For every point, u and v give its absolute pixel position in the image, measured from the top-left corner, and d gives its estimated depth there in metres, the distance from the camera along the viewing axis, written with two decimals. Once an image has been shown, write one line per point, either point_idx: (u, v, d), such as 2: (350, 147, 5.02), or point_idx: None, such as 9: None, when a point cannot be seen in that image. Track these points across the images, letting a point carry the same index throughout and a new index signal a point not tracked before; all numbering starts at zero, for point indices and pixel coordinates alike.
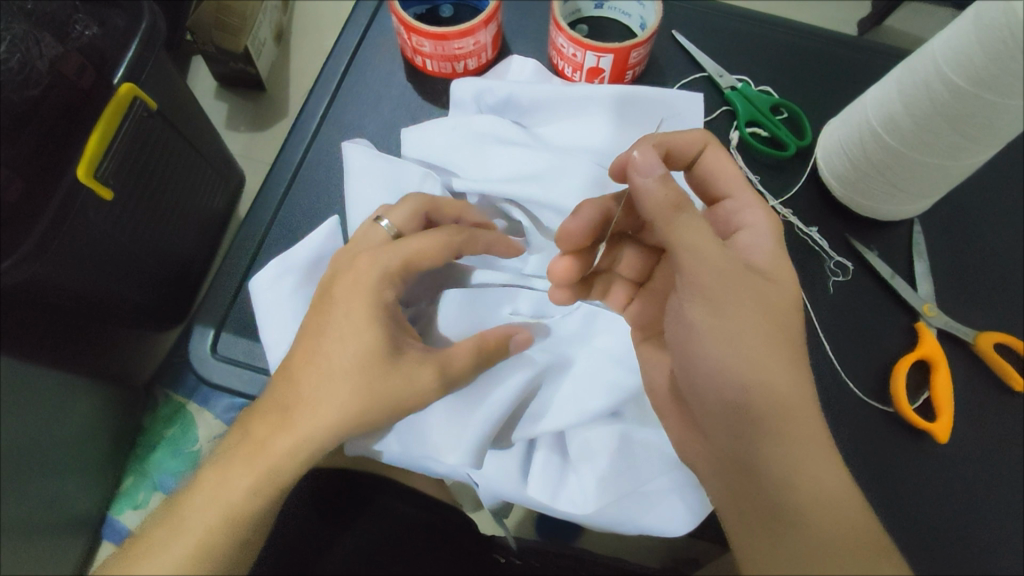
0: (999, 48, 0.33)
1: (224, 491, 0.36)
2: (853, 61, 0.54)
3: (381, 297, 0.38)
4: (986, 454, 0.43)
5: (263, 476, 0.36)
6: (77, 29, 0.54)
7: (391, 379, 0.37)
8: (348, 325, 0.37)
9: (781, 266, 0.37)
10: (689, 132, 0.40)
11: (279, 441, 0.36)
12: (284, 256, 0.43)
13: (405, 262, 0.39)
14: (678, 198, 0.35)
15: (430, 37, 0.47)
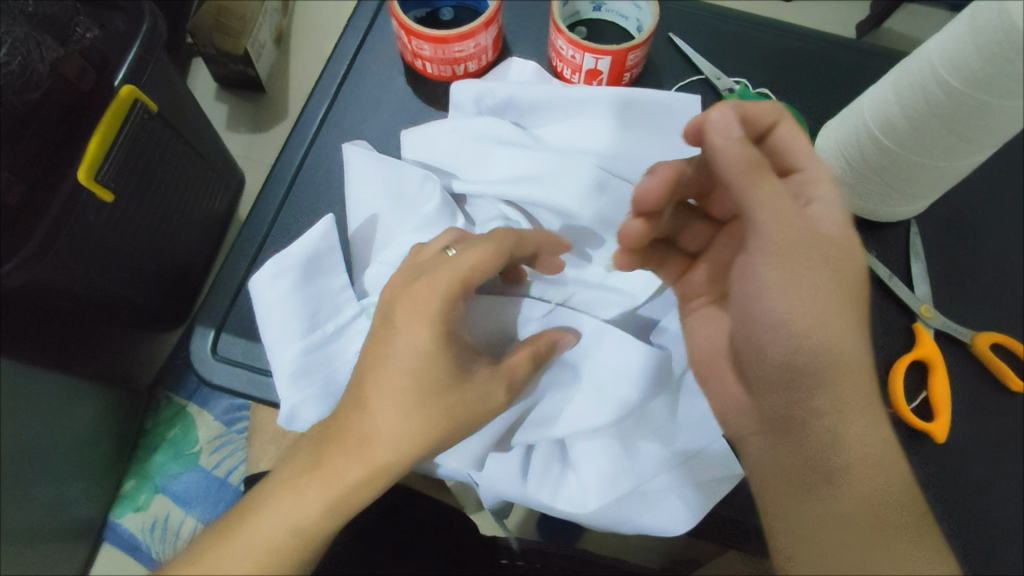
0: (993, 49, 0.34)
1: (288, 517, 0.35)
2: (851, 63, 0.55)
3: (441, 311, 0.36)
4: (987, 453, 0.43)
5: (326, 499, 0.35)
6: (77, 31, 0.54)
7: (435, 387, 0.36)
8: (406, 345, 0.35)
9: (851, 237, 0.36)
10: (763, 104, 0.36)
11: (345, 469, 0.35)
12: (280, 256, 0.43)
13: (466, 273, 0.36)
14: (755, 157, 0.34)
15: (430, 39, 0.47)
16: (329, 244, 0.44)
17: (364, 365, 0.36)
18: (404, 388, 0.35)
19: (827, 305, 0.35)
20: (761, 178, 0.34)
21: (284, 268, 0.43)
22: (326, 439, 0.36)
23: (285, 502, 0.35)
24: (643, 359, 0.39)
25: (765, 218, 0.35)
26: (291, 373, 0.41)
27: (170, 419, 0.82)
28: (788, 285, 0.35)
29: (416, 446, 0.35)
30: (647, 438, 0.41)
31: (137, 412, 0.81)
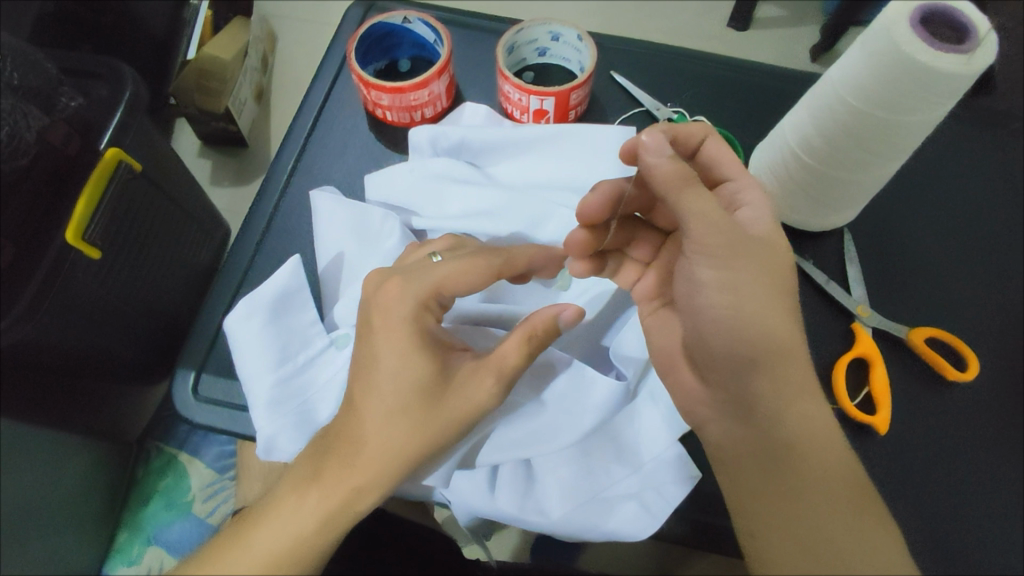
0: (884, 72, 0.36)
1: (292, 522, 0.37)
2: (778, 89, 0.60)
3: (422, 324, 0.39)
4: (927, 441, 0.47)
5: (329, 502, 0.37)
6: (62, 100, 0.59)
7: (426, 402, 0.38)
8: (393, 353, 0.38)
9: (778, 236, 0.38)
10: (690, 124, 0.43)
11: (347, 473, 0.37)
12: (252, 296, 0.47)
13: (440, 283, 0.39)
14: (687, 173, 0.36)
15: (388, 91, 0.51)
16: (297, 283, 0.48)
17: (357, 377, 0.39)
18: (394, 399, 0.37)
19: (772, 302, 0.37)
20: (693, 190, 0.36)
21: (256, 306, 0.47)
22: (325, 446, 0.39)
23: (287, 507, 0.37)
24: (607, 389, 0.43)
25: (698, 223, 0.36)
26: (264, 406, 0.44)
27: (162, 469, 0.83)
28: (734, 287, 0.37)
29: (394, 462, 0.37)
30: (606, 450, 0.43)
31: (129, 463, 0.82)
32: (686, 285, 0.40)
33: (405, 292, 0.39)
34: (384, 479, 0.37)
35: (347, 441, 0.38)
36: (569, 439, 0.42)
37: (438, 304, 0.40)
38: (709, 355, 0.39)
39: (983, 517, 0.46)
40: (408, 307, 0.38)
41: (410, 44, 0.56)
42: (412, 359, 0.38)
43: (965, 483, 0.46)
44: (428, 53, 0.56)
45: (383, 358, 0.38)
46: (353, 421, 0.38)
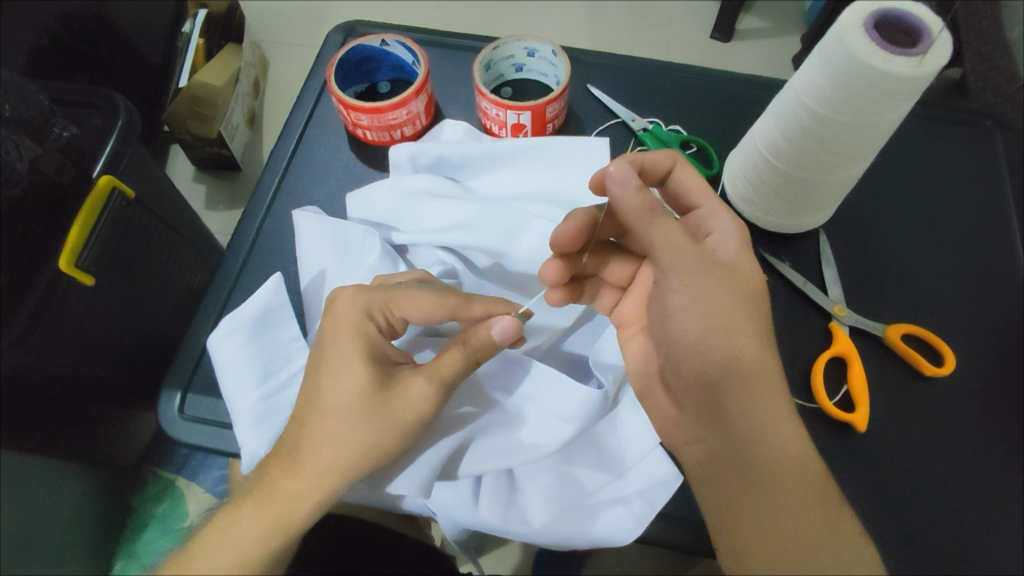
0: (842, 78, 0.37)
1: (239, 538, 0.38)
2: (749, 96, 0.61)
3: (368, 333, 0.41)
4: (906, 437, 0.47)
5: (270, 516, 0.38)
6: (55, 130, 0.61)
7: (382, 415, 0.39)
8: (341, 362, 0.39)
9: (743, 261, 0.40)
10: (658, 152, 0.45)
11: (289, 485, 0.38)
12: (233, 315, 0.48)
13: (384, 303, 0.42)
14: (651, 204, 0.39)
15: (367, 111, 0.53)
16: (278, 300, 0.49)
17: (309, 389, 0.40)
18: (342, 407, 0.39)
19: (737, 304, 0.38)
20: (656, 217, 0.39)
21: (237, 324, 0.48)
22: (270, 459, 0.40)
23: (233, 523, 0.38)
24: (585, 399, 0.42)
25: (661, 246, 0.39)
26: (251, 422, 0.45)
27: (159, 495, 0.81)
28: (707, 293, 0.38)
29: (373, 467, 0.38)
30: (586, 457, 0.44)
31: (126, 490, 0.81)
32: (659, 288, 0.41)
33: (354, 302, 0.41)
34: (323, 488, 0.38)
35: (338, 456, 0.38)
36: (546, 448, 0.42)
37: (384, 323, 0.42)
38: (680, 356, 0.40)
39: (964, 511, 0.46)
40: (354, 314, 0.41)
41: (389, 66, 0.58)
42: (353, 373, 0.39)
43: (946, 479, 0.46)
44: (407, 74, 0.58)
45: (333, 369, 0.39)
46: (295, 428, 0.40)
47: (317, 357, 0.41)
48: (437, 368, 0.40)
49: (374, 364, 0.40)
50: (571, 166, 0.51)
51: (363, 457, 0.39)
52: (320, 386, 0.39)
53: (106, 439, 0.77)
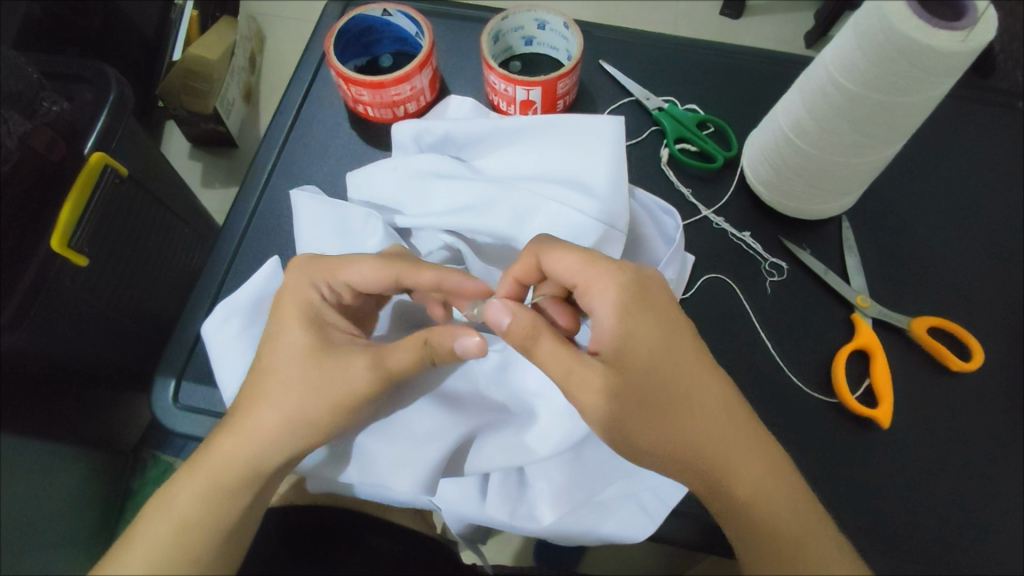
0: (877, 52, 0.34)
1: (175, 508, 0.36)
2: (772, 74, 0.58)
3: (308, 299, 0.41)
4: (930, 433, 0.46)
5: (207, 480, 0.37)
6: (44, 105, 0.58)
7: (328, 373, 0.38)
8: (285, 324, 0.40)
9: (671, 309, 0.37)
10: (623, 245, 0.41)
11: (228, 447, 0.38)
12: (228, 299, 0.46)
13: (329, 270, 0.42)
14: (528, 331, 0.37)
15: (369, 86, 0.50)
16: (274, 285, 0.47)
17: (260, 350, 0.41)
18: (285, 361, 0.39)
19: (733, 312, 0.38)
20: (546, 334, 0.37)
21: (233, 310, 0.46)
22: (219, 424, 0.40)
23: (171, 490, 0.37)
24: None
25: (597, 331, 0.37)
26: None
27: (157, 477, 0.81)
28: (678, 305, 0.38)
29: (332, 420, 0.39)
30: (600, 453, 0.42)
31: (125, 474, 0.81)
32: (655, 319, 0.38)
33: (300, 273, 0.42)
34: (286, 443, 0.38)
35: (296, 414, 0.38)
36: (558, 447, 0.41)
37: (330, 291, 0.42)
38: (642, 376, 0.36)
39: (989, 508, 0.45)
40: (298, 282, 0.42)
41: (392, 38, 0.54)
42: (299, 333, 0.40)
43: (971, 476, 0.45)
44: (410, 47, 0.55)
45: (277, 329, 0.40)
46: (245, 392, 0.40)
47: (292, 324, 0.40)
48: (386, 351, 0.39)
49: (315, 330, 0.40)
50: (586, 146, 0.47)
51: (298, 416, 0.38)
52: (267, 348, 0.40)
53: (110, 423, 0.76)
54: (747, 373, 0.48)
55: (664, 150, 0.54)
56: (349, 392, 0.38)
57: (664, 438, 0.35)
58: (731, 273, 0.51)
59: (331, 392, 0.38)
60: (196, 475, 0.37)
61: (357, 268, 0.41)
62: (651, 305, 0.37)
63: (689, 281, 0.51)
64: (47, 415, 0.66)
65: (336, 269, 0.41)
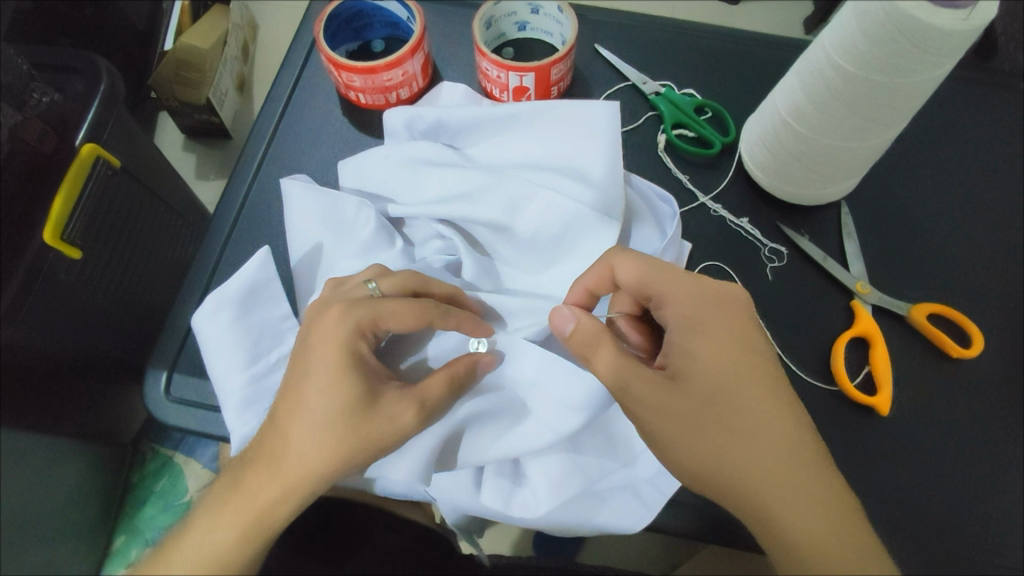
0: (877, 31, 0.33)
1: (211, 543, 0.36)
2: (770, 58, 0.57)
3: (349, 347, 0.38)
4: (931, 422, 0.45)
5: (247, 522, 0.36)
6: (34, 96, 0.56)
7: (374, 423, 0.37)
8: (327, 377, 0.37)
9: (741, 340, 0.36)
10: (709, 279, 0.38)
11: (268, 490, 0.36)
12: (217, 292, 0.45)
13: (378, 315, 0.39)
14: (594, 339, 0.37)
15: (360, 72, 0.49)
16: (266, 276, 0.46)
17: (286, 394, 0.38)
18: (323, 409, 0.36)
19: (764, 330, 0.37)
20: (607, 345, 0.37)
21: (222, 302, 0.45)
22: (244, 463, 0.38)
23: (206, 534, 0.36)
24: (588, 385, 0.39)
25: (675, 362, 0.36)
26: (236, 404, 0.43)
27: (158, 471, 0.81)
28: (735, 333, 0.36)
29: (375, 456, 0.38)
30: (595, 443, 0.42)
31: (124, 467, 0.81)
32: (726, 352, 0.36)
33: (340, 320, 0.38)
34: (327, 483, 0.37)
35: (342, 461, 0.37)
36: (551, 437, 0.40)
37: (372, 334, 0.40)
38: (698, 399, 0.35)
39: (991, 495, 0.44)
40: (344, 330, 0.38)
41: (383, 23, 0.53)
42: (341, 387, 0.37)
43: (972, 462, 0.45)
44: (402, 32, 0.54)
45: (314, 380, 0.37)
46: (277, 437, 0.37)
47: (333, 372, 0.37)
48: (426, 391, 0.39)
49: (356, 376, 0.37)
50: (580, 133, 0.45)
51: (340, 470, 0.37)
52: (305, 397, 0.37)
53: (107, 417, 0.75)
54: None
55: (661, 136, 0.54)
56: (392, 441, 0.38)
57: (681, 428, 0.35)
58: (729, 260, 0.50)
59: (375, 445, 0.37)
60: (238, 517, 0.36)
61: (402, 316, 0.40)
62: (721, 317, 0.36)
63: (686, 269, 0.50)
64: (45, 410, 0.65)
65: (380, 316, 0.39)
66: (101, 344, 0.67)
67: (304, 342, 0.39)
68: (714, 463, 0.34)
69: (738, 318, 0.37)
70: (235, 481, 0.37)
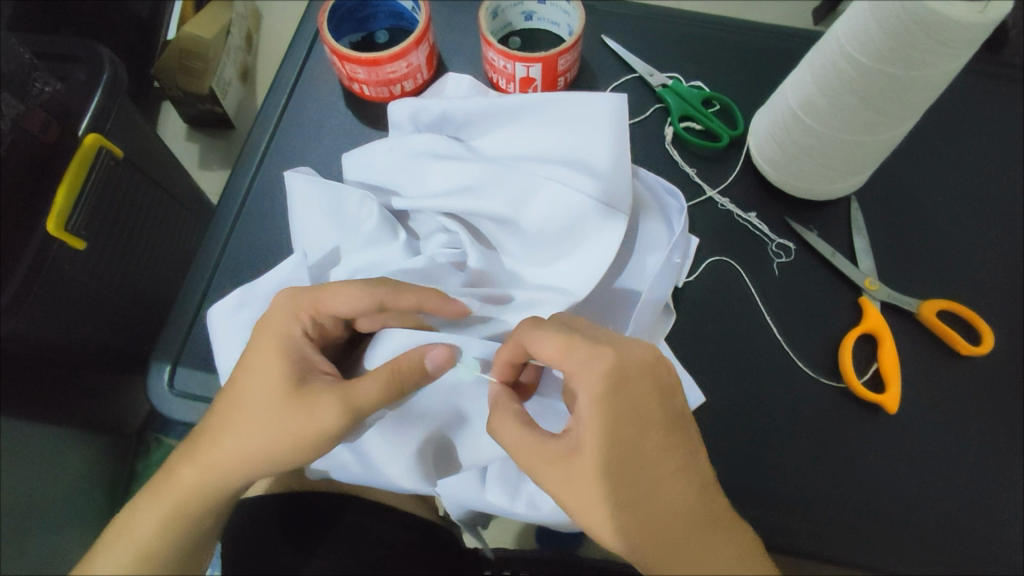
0: (892, 22, 0.33)
1: (139, 523, 0.38)
2: (781, 50, 0.56)
3: (292, 336, 0.39)
4: (939, 420, 0.45)
5: (172, 501, 0.38)
6: (36, 86, 0.56)
7: (295, 418, 0.36)
8: (259, 356, 0.38)
9: (642, 408, 0.34)
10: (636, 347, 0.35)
11: (191, 468, 0.37)
12: (242, 292, 0.46)
13: (316, 301, 0.39)
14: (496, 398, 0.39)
15: (364, 63, 0.48)
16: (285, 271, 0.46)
17: (233, 373, 0.39)
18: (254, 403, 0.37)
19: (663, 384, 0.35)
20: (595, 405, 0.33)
21: (243, 301, 0.46)
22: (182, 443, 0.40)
23: (137, 506, 0.38)
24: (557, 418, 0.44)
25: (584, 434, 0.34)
26: None
27: (161, 461, 0.81)
28: (637, 402, 0.34)
29: (294, 452, 0.37)
30: None
31: (129, 457, 0.80)
32: (634, 422, 0.34)
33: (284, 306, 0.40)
34: (249, 471, 0.37)
35: (264, 451, 0.36)
36: None
37: (315, 322, 0.40)
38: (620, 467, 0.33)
39: (1000, 494, 0.44)
40: (284, 314, 0.39)
41: (387, 13, 0.53)
42: (272, 376, 0.37)
43: (982, 461, 0.44)
44: (407, 22, 0.53)
45: (249, 363, 0.38)
46: (212, 421, 0.38)
47: (267, 364, 0.37)
48: (355, 390, 0.37)
49: (295, 373, 0.37)
50: (568, 125, 0.45)
51: (256, 451, 0.36)
52: (239, 378, 0.38)
53: (109, 407, 0.75)
54: (746, 357, 0.47)
55: (669, 129, 0.53)
56: (309, 438, 0.36)
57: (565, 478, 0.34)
58: (735, 254, 0.50)
59: (290, 434, 0.36)
60: (158, 500, 0.38)
61: (341, 297, 0.39)
62: (632, 387, 0.34)
63: (692, 265, 0.50)
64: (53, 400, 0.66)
65: (319, 299, 0.39)
66: (105, 336, 0.67)
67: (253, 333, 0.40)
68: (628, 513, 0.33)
69: (643, 384, 0.34)
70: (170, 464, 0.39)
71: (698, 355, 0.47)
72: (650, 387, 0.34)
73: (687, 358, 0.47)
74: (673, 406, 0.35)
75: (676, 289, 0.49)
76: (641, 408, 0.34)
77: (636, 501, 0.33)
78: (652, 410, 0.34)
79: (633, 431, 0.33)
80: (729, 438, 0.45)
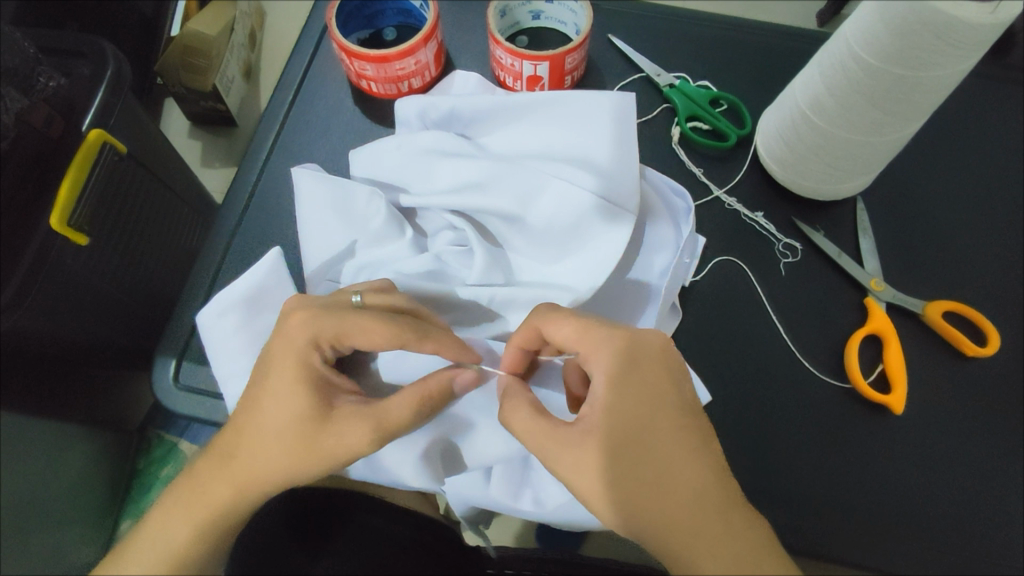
0: (901, 24, 0.33)
1: (165, 537, 0.38)
2: (788, 51, 0.56)
3: (313, 365, 0.38)
4: (943, 420, 0.45)
5: (198, 515, 0.37)
6: (41, 81, 0.56)
7: (325, 439, 0.36)
8: (281, 384, 0.37)
9: (655, 394, 0.35)
10: (647, 335, 0.37)
11: (218, 482, 0.37)
12: (231, 288, 0.46)
13: (339, 331, 0.38)
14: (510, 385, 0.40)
15: (372, 59, 0.48)
16: (275, 279, 0.46)
17: (251, 394, 0.38)
18: (278, 424, 0.36)
19: (675, 376, 0.36)
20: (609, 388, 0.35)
21: (229, 304, 0.46)
22: (202, 455, 0.39)
23: (159, 522, 0.38)
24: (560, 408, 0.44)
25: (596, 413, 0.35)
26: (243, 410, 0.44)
27: (163, 458, 0.81)
28: (648, 388, 0.35)
29: (323, 467, 0.37)
30: None
31: (131, 453, 0.80)
32: (644, 407, 0.35)
33: (303, 329, 0.38)
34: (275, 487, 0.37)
35: (293, 470, 0.36)
36: None
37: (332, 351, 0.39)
38: (630, 453, 0.34)
39: (1003, 496, 0.44)
40: (303, 339, 0.38)
41: (395, 10, 0.53)
42: (295, 398, 0.37)
43: (986, 462, 0.44)
44: (414, 19, 0.53)
45: (271, 389, 0.37)
46: (233, 436, 0.38)
47: (290, 386, 0.37)
48: (387, 413, 0.37)
49: (318, 393, 0.37)
50: (578, 125, 0.45)
51: (285, 473, 0.36)
52: (262, 404, 0.37)
53: (111, 405, 0.75)
54: (752, 357, 0.47)
55: (676, 128, 0.53)
56: (339, 460, 0.36)
57: (580, 461, 0.35)
58: (742, 254, 0.50)
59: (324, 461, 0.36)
60: (183, 513, 0.37)
61: (364, 334, 0.38)
62: (644, 372, 0.35)
63: (698, 264, 0.50)
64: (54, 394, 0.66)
65: (342, 327, 0.38)
66: (108, 331, 0.66)
67: (267, 352, 0.39)
68: (643, 499, 0.33)
69: (655, 371, 0.35)
70: (190, 475, 0.39)
71: (704, 354, 0.47)
72: (659, 374, 0.35)
73: (693, 357, 0.48)
74: (684, 398, 0.35)
75: (683, 288, 0.49)
76: (654, 395, 0.35)
77: (649, 486, 0.33)
78: (666, 397, 0.35)
79: (645, 416, 0.34)
80: (734, 437, 0.46)
